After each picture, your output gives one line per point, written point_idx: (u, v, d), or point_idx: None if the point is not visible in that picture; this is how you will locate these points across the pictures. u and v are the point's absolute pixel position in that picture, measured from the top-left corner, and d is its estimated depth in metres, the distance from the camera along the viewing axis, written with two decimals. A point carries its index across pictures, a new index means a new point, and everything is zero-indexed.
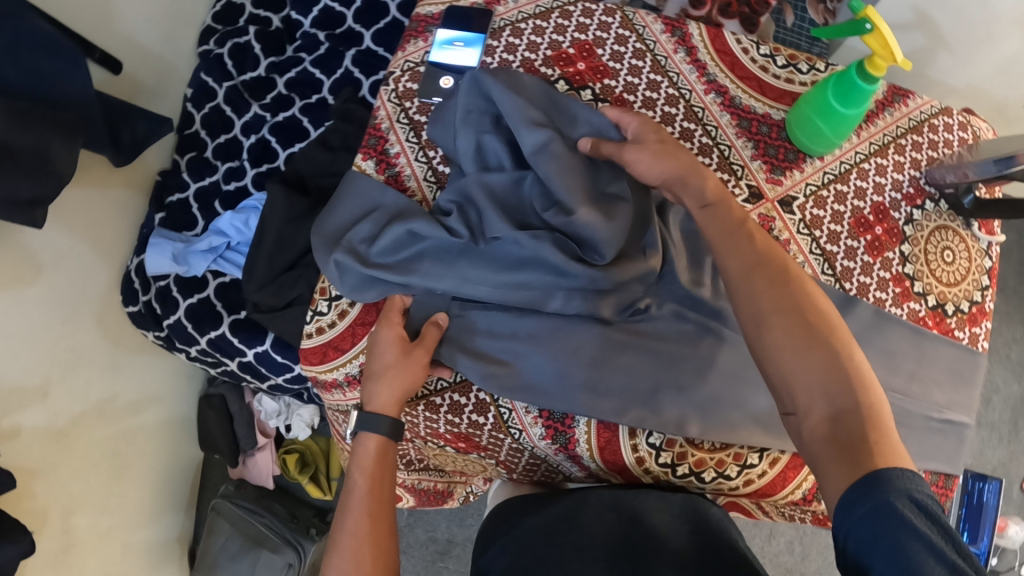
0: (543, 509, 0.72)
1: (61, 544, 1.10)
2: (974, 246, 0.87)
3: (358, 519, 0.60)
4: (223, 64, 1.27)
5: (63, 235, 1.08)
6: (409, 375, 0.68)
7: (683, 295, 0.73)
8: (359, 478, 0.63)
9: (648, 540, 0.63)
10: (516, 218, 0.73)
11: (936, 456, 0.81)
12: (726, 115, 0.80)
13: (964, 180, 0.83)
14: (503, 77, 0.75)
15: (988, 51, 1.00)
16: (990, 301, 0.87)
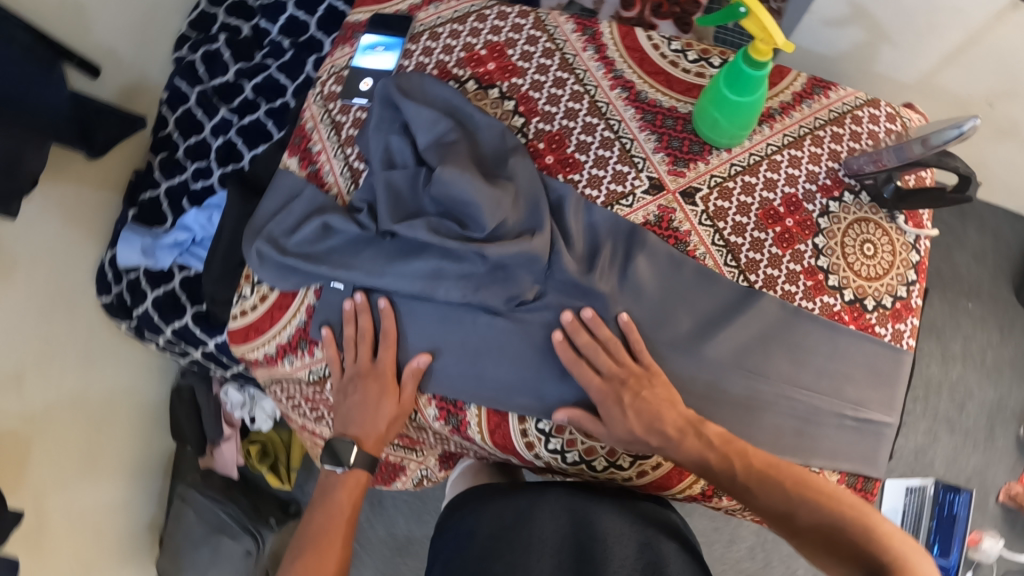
0: (501, 498, 0.73)
1: (32, 526, 1.15)
2: (899, 239, 0.83)
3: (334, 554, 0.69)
4: (195, 69, 1.30)
5: (36, 231, 1.13)
6: (395, 422, 0.76)
7: (574, 285, 0.74)
8: (343, 498, 0.74)
9: (597, 544, 0.65)
10: (411, 210, 0.74)
11: (850, 455, 0.79)
12: (630, 109, 0.84)
13: (880, 169, 0.80)
14: (410, 87, 0.79)
15: (931, 42, 0.99)
16: (917, 297, 0.83)
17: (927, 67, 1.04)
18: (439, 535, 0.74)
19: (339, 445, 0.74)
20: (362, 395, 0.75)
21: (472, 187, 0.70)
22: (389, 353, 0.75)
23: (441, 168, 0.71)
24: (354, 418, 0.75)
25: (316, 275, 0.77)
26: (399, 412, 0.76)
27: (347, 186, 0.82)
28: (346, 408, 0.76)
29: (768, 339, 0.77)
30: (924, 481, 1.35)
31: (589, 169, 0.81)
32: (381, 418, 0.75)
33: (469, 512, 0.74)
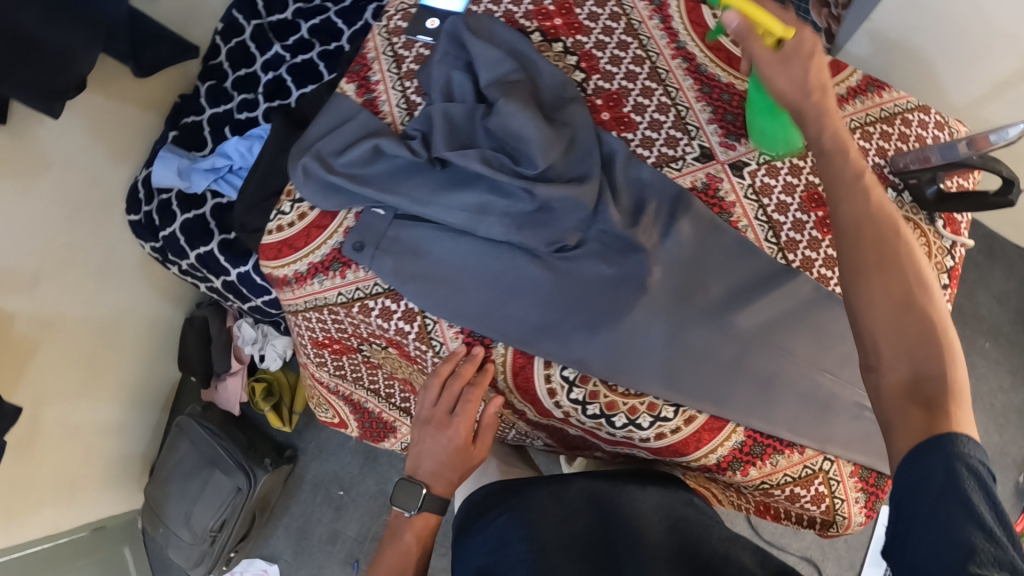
0: (519, 498, 0.74)
1: (26, 432, 1.15)
2: (936, 243, 0.88)
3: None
4: (253, 3, 1.31)
5: (75, 138, 1.14)
6: (464, 472, 0.78)
7: (615, 237, 0.75)
8: (410, 535, 0.77)
9: (627, 534, 0.66)
10: (464, 142, 0.75)
11: (866, 450, 0.79)
12: (689, 79, 0.85)
13: (925, 166, 0.84)
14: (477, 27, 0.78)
15: (983, 65, 1.00)
16: (946, 301, 0.88)
17: (977, 93, 1.05)
18: (465, 536, 0.75)
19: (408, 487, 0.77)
20: (437, 443, 0.77)
21: (529, 124, 0.71)
22: (467, 410, 0.74)
23: (501, 102, 0.73)
24: (426, 460, 0.77)
25: (360, 197, 0.77)
26: (469, 461, 0.77)
27: (402, 117, 0.82)
28: (420, 451, 0.78)
29: (791, 319, 0.78)
30: None
31: (643, 130, 0.81)
32: (452, 468, 0.77)
33: (493, 518, 0.74)
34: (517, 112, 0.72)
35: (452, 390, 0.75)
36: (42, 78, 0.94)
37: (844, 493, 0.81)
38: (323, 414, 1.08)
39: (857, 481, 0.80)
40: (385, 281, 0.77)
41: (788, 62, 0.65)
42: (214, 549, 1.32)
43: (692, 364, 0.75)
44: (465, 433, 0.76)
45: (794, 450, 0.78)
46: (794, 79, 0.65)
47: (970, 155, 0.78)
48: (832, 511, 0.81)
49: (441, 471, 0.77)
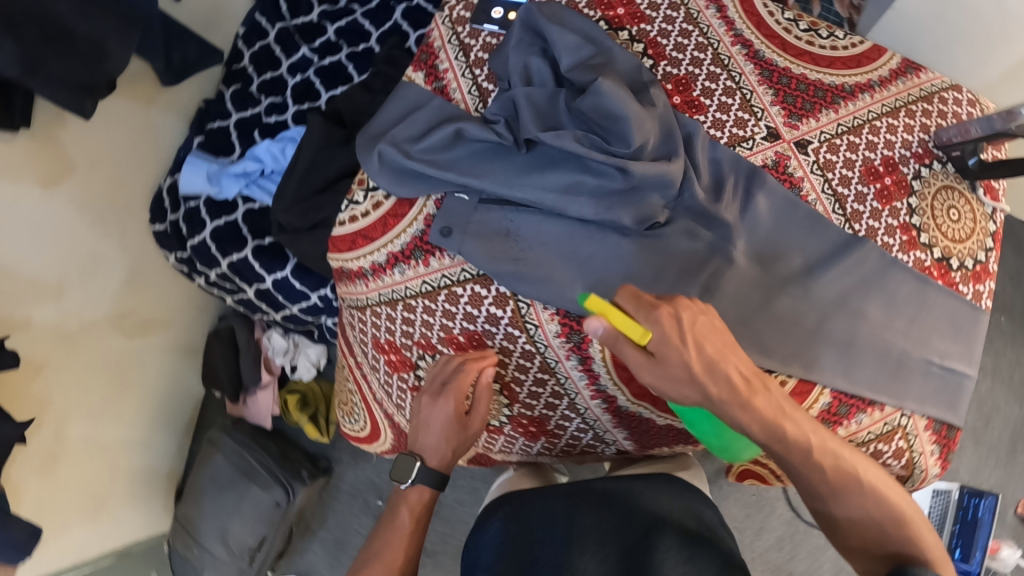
0: (545, 498, 0.75)
1: (50, 451, 1.09)
2: (979, 209, 0.90)
3: (393, 554, 0.79)
4: (277, 6, 1.30)
5: (101, 141, 1.10)
6: (459, 444, 0.81)
7: (698, 211, 0.77)
8: (405, 512, 0.82)
9: (642, 530, 0.66)
10: (550, 125, 0.76)
11: (936, 401, 0.84)
12: (750, 65, 0.88)
13: (966, 138, 0.87)
14: (553, 14, 0.80)
15: (1001, 52, 1.02)
16: (994, 261, 0.90)
17: (991, 77, 1.08)
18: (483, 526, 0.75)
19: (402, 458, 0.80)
20: (432, 415, 0.79)
21: (623, 102, 0.72)
22: (463, 382, 0.75)
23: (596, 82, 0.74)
24: (424, 437, 0.80)
25: (442, 182, 0.77)
26: (462, 434, 0.80)
27: (475, 104, 0.82)
28: (420, 423, 0.80)
29: (868, 285, 0.82)
30: (950, 486, 1.42)
31: (713, 112, 0.84)
32: (448, 442, 0.80)
33: (518, 511, 0.74)
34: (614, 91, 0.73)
35: (450, 365, 0.78)
36: (77, 73, 0.90)
37: (921, 446, 0.84)
38: (352, 427, 1.02)
39: (931, 434, 0.85)
40: (472, 264, 0.76)
41: (668, 366, 0.63)
42: (253, 567, 1.28)
43: (781, 331, 0.78)
44: (458, 405, 0.77)
45: (875, 409, 0.81)
46: (680, 375, 0.64)
47: (1008, 127, 0.82)
48: (911, 465, 0.85)
49: (440, 446, 0.80)
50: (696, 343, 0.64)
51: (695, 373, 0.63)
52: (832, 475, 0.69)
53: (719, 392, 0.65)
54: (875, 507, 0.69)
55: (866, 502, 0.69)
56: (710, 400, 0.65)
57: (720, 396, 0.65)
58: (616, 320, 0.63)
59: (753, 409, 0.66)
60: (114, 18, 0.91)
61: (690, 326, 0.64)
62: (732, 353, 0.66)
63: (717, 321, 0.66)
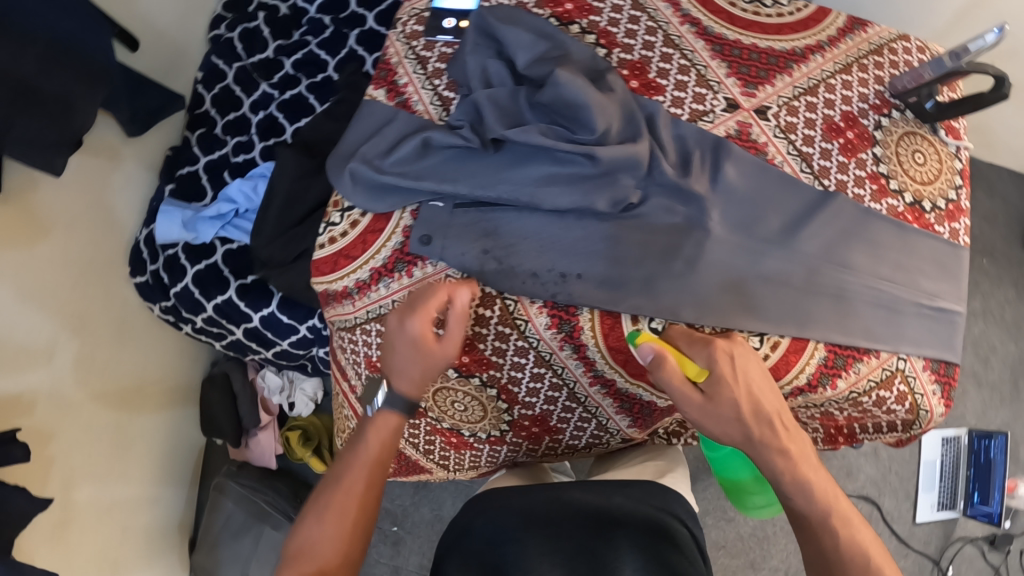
0: (542, 501, 0.75)
1: (59, 518, 1.07)
2: (943, 150, 0.92)
3: (355, 480, 0.70)
4: (233, 46, 1.30)
5: (74, 200, 1.10)
6: (433, 371, 0.72)
7: (671, 187, 0.77)
8: (370, 438, 0.72)
9: (611, 526, 0.71)
10: (514, 122, 0.77)
11: (930, 341, 0.85)
12: (701, 41, 0.90)
13: (920, 83, 0.88)
14: (503, 15, 0.81)
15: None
16: (964, 198, 0.91)
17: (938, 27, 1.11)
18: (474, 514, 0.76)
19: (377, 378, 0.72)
20: (401, 337, 0.71)
21: (583, 90, 0.73)
22: (435, 302, 0.70)
23: (553, 75, 0.74)
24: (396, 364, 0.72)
25: (415, 193, 0.77)
26: (438, 355, 0.71)
27: (438, 113, 0.83)
28: (390, 345, 0.72)
29: (848, 236, 0.83)
30: (959, 431, 1.43)
31: (671, 92, 0.85)
32: (418, 361, 0.71)
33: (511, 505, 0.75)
34: (571, 81, 0.74)
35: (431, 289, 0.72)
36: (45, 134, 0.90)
37: (923, 387, 0.85)
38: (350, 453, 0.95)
39: (930, 374, 0.85)
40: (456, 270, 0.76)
41: (718, 404, 0.67)
42: None
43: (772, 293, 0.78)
44: (427, 327, 0.70)
45: (872, 356, 0.81)
46: (728, 415, 0.68)
47: (960, 65, 0.83)
48: (916, 407, 0.85)
49: (412, 370, 0.71)
50: (744, 384, 0.68)
51: (743, 414, 0.67)
52: (826, 521, 0.67)
53: (761, 435, 0.68)
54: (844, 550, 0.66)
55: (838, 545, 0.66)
56: (752, 443, 0.68)
57: (762, 439, 0.68)
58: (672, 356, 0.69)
59: (790, 454, 0.69)
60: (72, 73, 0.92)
61: (741, 368, 0.68)
62: (773, 399, 0.70)
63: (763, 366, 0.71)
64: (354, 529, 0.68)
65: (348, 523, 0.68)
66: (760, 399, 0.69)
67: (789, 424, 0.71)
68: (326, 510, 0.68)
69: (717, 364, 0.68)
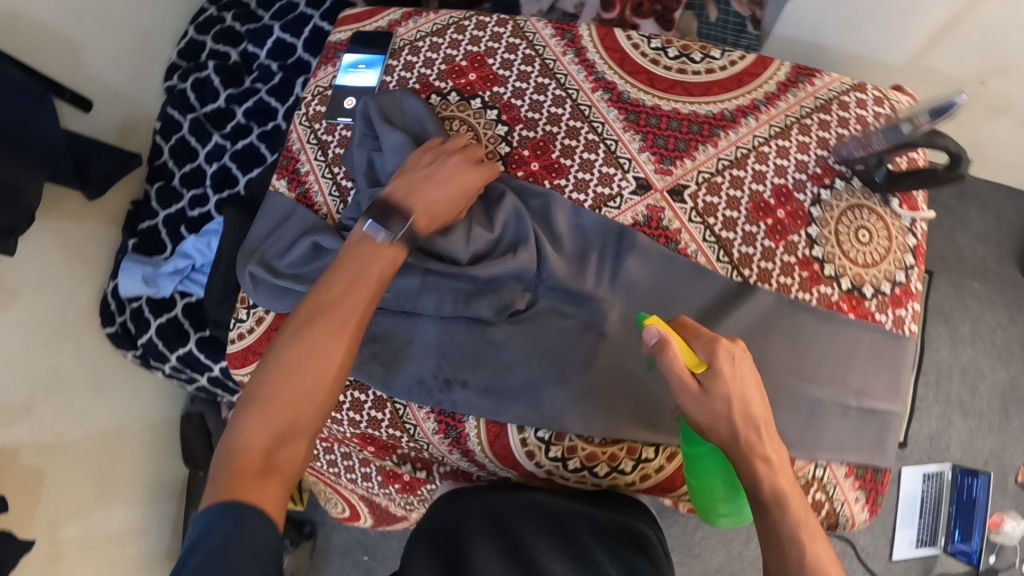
0: (513, 497, 0.73)
1: (48, 556, 1.11)
2: (894, 224, 0.82)
3: (330, 327, 0.59)
4: (186, 97, 1.31)
5: (39, 264, 1.11)
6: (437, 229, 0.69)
7: (558, 289, 0.76)
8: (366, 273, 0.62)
9: (585, 519, 0.68)
10: None
11: (855, 447, 0.78)
12: (613, 110, 0.85)
13: (869, 151, 0.79)
14: (385, 108, 0.80)
15: (919, 18, 0.93)
16: (916, 281, 0.82)
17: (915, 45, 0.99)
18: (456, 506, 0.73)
19: (403, 203, 0.66)
20: (453, 175, 0.70)
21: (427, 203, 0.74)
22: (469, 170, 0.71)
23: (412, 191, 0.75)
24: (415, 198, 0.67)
25: (310, 296, 0.78)
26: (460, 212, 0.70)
27: (336, 206, 0.84)
28: (427, 176, 0.69)
29: (762, 330, 0.77)
30: (942, 467, 1.33)
31: (575, 173, 0.82)
32: (451, 208, 0.69)
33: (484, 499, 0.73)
34: None
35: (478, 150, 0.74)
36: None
37: (844, 494, 0.79)
38: (336, 510, 1.12)
39: (853, 480, 0.79)
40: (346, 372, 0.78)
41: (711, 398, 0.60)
42: None
43: None
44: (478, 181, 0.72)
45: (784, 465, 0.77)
46: (719, 409, 0.60)
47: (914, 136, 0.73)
48: (834, 514, 0.79)
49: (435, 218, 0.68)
50: (741, 384, 0.61)
51: (734, 409, 0.60)
52: (796, 533, 0.56)
53: (746, 439, 0.59)
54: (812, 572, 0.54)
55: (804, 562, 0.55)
56: (735, 441, 0.60)
57: (748, 444, 0.60)
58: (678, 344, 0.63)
59: (773, 465, 0.59)
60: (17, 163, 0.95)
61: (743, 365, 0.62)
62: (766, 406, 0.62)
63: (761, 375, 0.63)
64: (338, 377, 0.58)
65: (328, 370, 0.57)
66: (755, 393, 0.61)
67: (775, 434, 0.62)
68: (310, 350, 0.57)
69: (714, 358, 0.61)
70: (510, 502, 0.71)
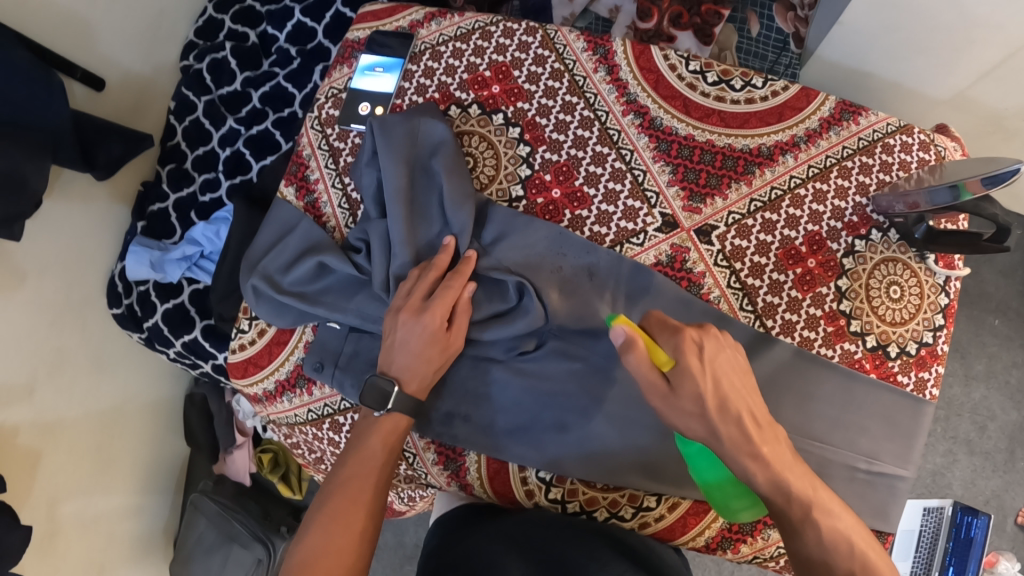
0: (517, 513, 0.75)
1: (46, 529, 1.09)
2: (928, 280, 0.79)
3: (342, 501, 0.67)
4: (201, 78, 1.28)
5: (47, 244, 1.08)
6: (439, 366, 0.72)
7: (561, 332, 0.75)
8: (376, 443, 0.70)
9: (600, 534, 0.70)
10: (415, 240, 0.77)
11: (861, 510, 0.77)
12: (644, 137, 0.81)
13: (912, 210, 0.76)
14: (392, 134, 0.77)
15: (969, 59, 0.86)
16: (942, 343, 0.79)
17: (961, 86, 0.92)
18: (462, 527, 0.74)
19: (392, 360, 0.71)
20: (411, 333, 0.70)
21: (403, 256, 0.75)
22: (445, 294, 0.71)
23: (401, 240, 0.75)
24: (396, 356, 0.71)
25: (312, 314, 0.79)
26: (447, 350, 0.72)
27: (345, 220, 0.83)
28: (393, 343, 0.71)
29: (778, 385, 0.76)
30: (942, 501, 1.27)
31: (598, 205, 0.79)
32: (427, 362, 0.71)
33: (490, 518, 0.75)
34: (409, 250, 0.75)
35: (430, 280, 0.72)
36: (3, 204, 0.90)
37: None
38: None
39: None
40: (349, 400, 0.80)
41: (680, 396, 0.61)
42: None
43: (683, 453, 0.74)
44: (441, 321, 0.71)
45: None
46: (690, 406, 0.61)
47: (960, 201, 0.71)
48: None
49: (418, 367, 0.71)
50: (713, 377, 0.61)
51: (707, 408, 0.60)
52: (808, 515, 0.58)
53: (729, 433, 0.60)
54: (836, 551, 0.57)
55: (828, 543, 0.57)
56: (718, 440, 0.61)
57: (731, 438, 0.60)
58: (643, 341, 0.64)
59: (765, 456, 0.60)
60: (26, 146, 0.93)
61: (711, 359, 0.62)
62: (749, 393, 0.63)
63: (739, 360, 0.64)
64: (362, 534, 0.66)
65: (349, 534, 0.65)
66: (727, 385, 0.62)
67: (763, 422, 0.62)
68: (335, 515, 0.66)
69: (681, 354, 0.62)
70: (519, 518, 0.73)
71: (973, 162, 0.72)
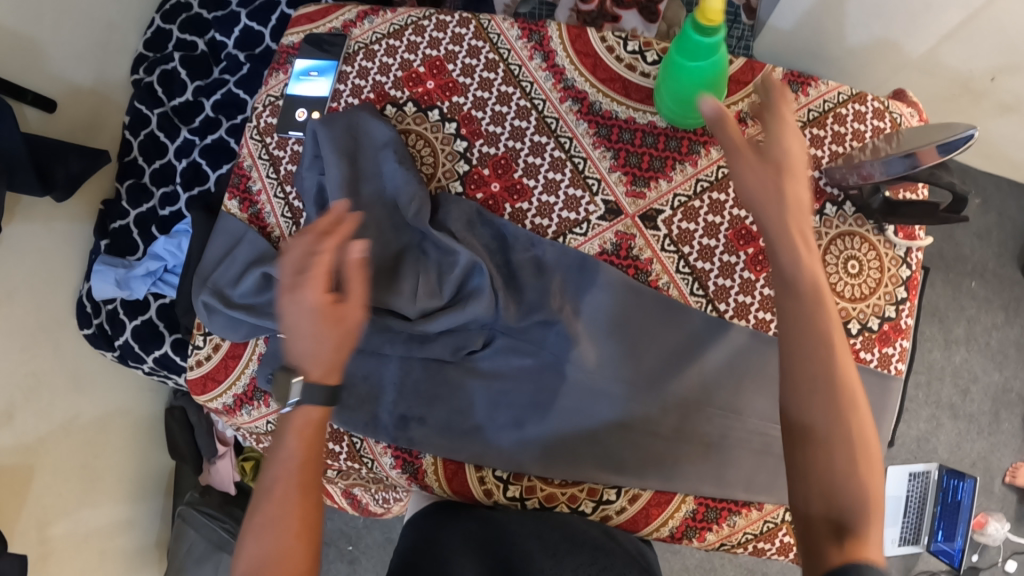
0: (479, 510, 0.73)
1: (36, 554, 1.08)
2: (888, 254, 0.79)
3: (274, 511, 0.57)
4: (153, 91, 1.25)
5: (12, 266, 1.05)
6: (341, 343, 0.60)
7: (509, 331, 0.74)
8: (293, 441, 0.59)
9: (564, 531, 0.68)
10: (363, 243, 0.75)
11: None
12: (583, 124, 0.79)
13: (866, 181, 0.75)
14: (339, 126, 0.77)
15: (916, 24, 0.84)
16: (906, 317, 0.78)
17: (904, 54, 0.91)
18: (431, 523, 0.72)
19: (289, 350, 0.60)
20: (296, 314, 0.59)
21: None
22: (318, 259, 0.60)
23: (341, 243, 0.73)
24: (293, 344, 0.60)
25: (262, 327, 0.79)
26: (343, 327, 0.60)
27: (288, 228, 0.83)
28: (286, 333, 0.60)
29: (737, 372, 0.74)
30: (929, 466, 1.27)
31: (539, 196, 0.78)
32: (323, 340, 0.59)
33: (456, 514, 0.72)
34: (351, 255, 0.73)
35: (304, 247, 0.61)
36: None
37: None
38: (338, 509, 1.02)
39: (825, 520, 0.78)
40: None
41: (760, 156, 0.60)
42: None
43: (641, 446, 0.73)
44: (322, 292, 0.59)
45: (751, 508, 0.75)
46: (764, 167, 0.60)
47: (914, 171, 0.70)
48: None
49: (317, 351, 0.59)
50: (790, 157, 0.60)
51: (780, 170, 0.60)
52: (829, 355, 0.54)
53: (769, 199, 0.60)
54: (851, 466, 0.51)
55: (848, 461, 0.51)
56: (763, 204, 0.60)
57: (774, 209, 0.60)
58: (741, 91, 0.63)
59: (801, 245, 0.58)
60: None
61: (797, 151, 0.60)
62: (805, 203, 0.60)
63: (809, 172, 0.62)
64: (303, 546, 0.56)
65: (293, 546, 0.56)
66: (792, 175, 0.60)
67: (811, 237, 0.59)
68: (269, 535, 0.56)
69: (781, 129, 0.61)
70: (484, 516, 0.71)
71: (925, 131, 0.72)
